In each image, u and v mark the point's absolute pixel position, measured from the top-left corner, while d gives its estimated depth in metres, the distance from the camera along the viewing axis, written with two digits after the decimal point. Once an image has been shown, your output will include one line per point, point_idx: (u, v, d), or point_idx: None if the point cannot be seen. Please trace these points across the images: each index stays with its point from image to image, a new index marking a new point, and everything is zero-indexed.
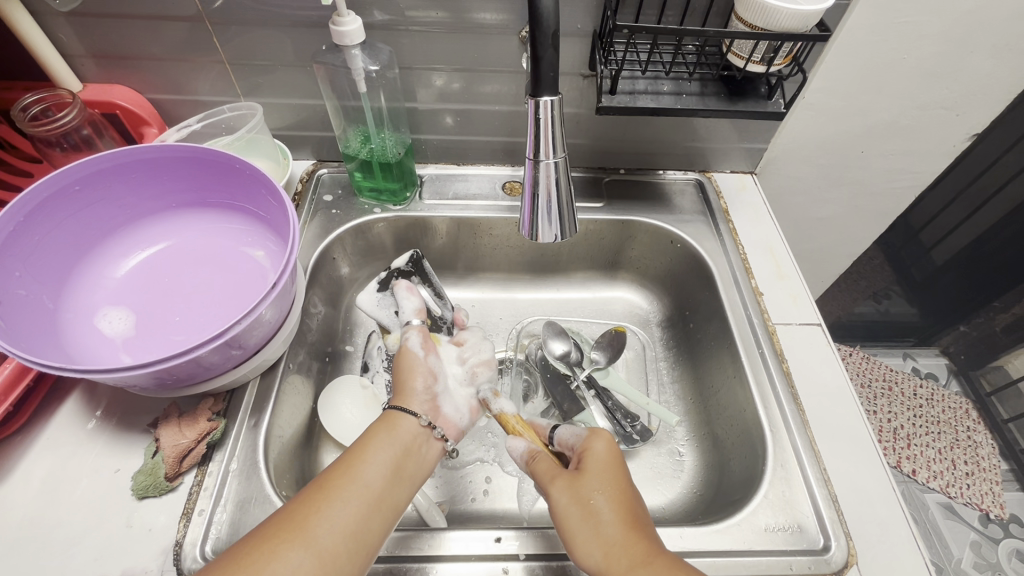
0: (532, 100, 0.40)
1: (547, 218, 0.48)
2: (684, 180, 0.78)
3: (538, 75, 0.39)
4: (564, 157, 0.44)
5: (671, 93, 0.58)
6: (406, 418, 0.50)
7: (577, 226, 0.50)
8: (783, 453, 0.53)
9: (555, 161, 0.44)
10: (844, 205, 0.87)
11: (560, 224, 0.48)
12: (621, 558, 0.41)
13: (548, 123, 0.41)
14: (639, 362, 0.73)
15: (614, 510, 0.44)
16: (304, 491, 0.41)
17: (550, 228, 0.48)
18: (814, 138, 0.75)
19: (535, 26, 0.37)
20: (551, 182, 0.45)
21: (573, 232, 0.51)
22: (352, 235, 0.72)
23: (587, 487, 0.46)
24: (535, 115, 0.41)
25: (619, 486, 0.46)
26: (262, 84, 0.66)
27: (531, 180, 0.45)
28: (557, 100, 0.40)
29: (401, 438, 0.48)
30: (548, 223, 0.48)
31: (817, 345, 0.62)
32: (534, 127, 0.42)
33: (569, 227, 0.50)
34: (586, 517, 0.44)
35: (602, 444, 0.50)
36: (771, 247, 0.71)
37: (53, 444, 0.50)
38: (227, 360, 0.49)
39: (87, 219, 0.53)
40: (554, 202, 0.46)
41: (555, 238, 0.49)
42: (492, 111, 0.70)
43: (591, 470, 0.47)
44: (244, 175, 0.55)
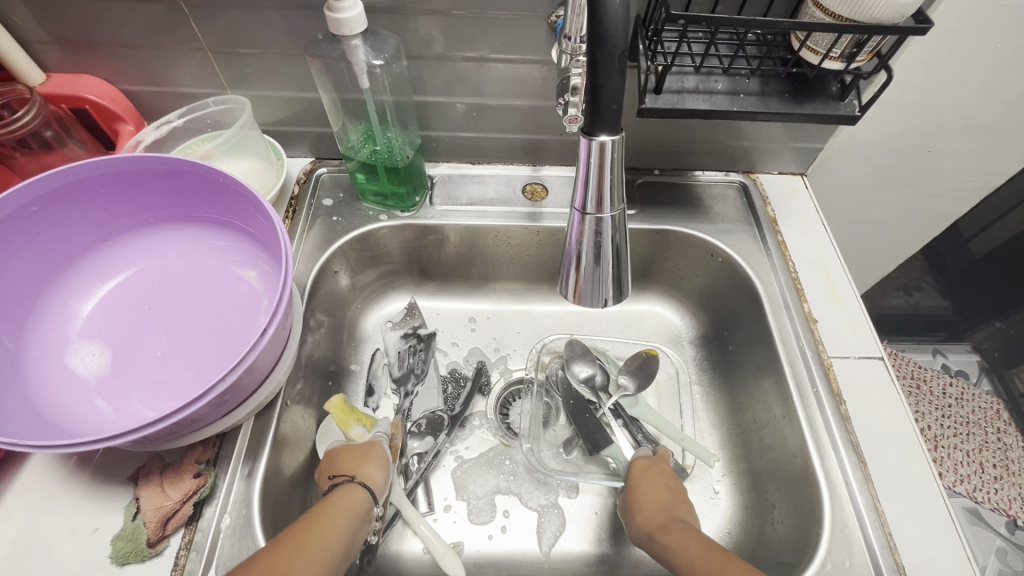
0: (587, 139, 0.32)
1: (594, 278, 0.39)
2: (725, 182, 0.70)
3: (597, 107, 0.31)
4: (621, 210, 0.36)
5: (727, 93, 0.50)
6: (361, 493, 0.48)
7: (627, 289, 0.41)
8: (843, 514, 0.47)
9: (612, 215, 0.36)
10: (900, 207, 0.79)
11: (609, 283, 0.39)
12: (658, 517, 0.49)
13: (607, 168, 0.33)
14: (672, 386, 0.66)
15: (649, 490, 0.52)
16: (274, 546, 0.38)
17: (595, 288, 0.40)
18: (879, 137, 0.66)
19: (596, 44, 0.29)
20: (598, 239, 0.37)
21: (620, 298, 0.41)
22: (355, 246, 0.65)
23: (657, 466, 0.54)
24: (586, 157, 0.33)
25: (666, 480, 0.53)
26: (250, 75, 0.58)
27: (576, 229, 0.37)
28: (617, 142, 0.32)
29: (360, 510, 0.46)
30: (594, 279, 0.39)
31: (880, 382, 0.54)
32: (585, 172, 0.34)
33: (620, 286, 0.40)
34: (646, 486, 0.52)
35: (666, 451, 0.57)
36: (825, 264, 0.62)
37: (24, 497, 0.45)
38: (214, 410, 0.43)
39: (51, 241, 0.46)
40: (604, 250, 0.37)
41: (602, 304, 0.40)
42: (512, 106, 0.61)
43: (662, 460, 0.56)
44: (229, 190, 0.48)
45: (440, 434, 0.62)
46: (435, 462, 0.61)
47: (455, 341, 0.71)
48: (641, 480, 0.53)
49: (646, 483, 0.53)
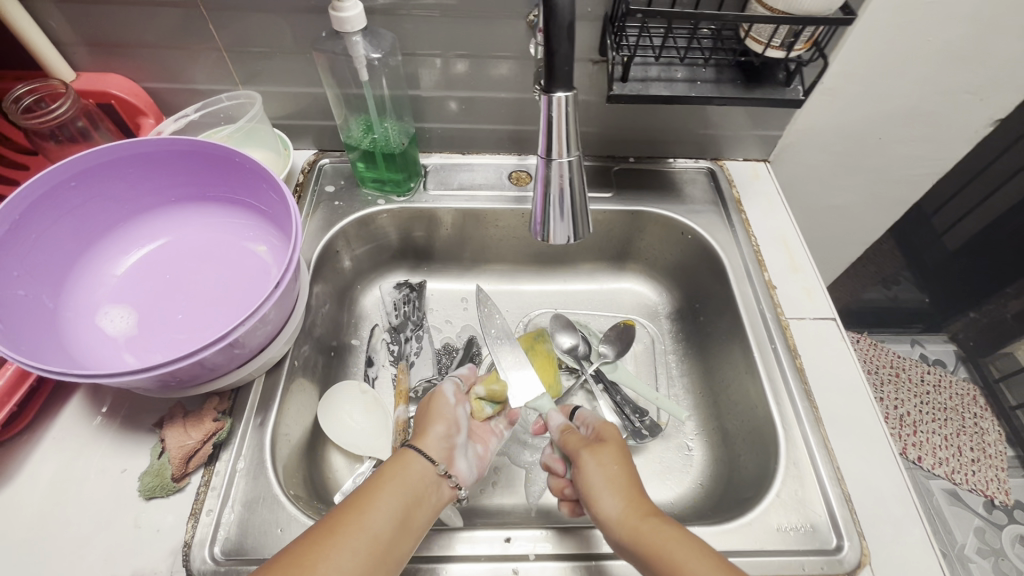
0: (546, 97, 0.38)
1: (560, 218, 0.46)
2: (694, 169, 0.76)
3: (552, 67, 0.37)
4: (578, 156, 0.43)
5: (685, 80, 0.56)
6: (419, 461, 0.48)
7: (589, 226, 0.48)
8: (796, 452, 0.52)
9: (567, 160, 0.42)
10: (860, 192, 0.85)
11: (572, 224, 0.46)
12: (635, 510, 0.44)
13: (563, 121, 0.39)
14: (648, 355, 0.72)
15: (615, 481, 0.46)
16: (312, 531, 0.40)
17: (562, 227, 0.47)
18: (833, 125, 0.72)
19: (548, 18, 0.34)
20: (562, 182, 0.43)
21: (584, 235, 0.49)
22: (355, 228, 0.71)
23: (605, 453, 0.49)
24: (547, 112, 0.39)
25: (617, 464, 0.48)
26: (260, 73, 0.64)
27: (542, 178, 0.44)
28: (571, 97, 0.38)
29: (412, 482, 0.46)
30: (560, 221, 0.46)
31: (832, 340, 0.60)
32: (547, 125, 0.40)
33: (583, 227, 0.48)
34: (605, 478, 0.47)
35: (615, 432, 0.52)
36: (784, 238, 0.68)
37: (58, 444, 0.50)
38: (230, 360, 0.48)
39: (85, 215, 0.52)
40: (567, 197, 0.44)
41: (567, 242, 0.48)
42: (498, 99, 0.68)
43: (610, 443, 0.50)
44: (245, 169, 0.54)
45: None
46: None
47: (449, 318, 0.76)
48: (594, 475, 0.48)
49: (607, 477, 0.47)
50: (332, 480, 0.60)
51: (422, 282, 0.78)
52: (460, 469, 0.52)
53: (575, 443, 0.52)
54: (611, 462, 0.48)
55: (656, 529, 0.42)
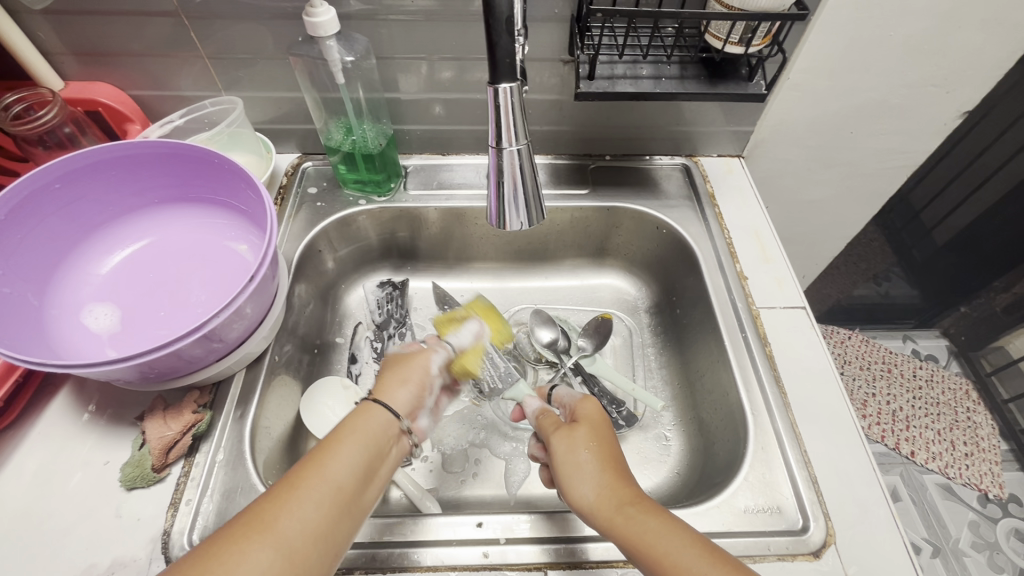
0: (491, 88, 0.40)
1: (513, 207, 0.47)
2: (670, 165, 0.78)
3: (495, 61, 0.39)
4: (527, 144, 0.44)
5: (650, 77, 0.58)
6: (381, 412, 0.48)
7: (544, 212, 0.50)
8: (764, 436, 0.53)
9: (516, 149, 0.44)
10: (836, 186, 0.86)
11: (526, 213, 0.48)
12: (609, 499, 0.43)
13: (507, 110, 0.41)
14: (626, 348, 0.73)
15: (595, 459, 0.46)
16: (271, 488, 0.38)
17: (516, 216, 0.48)
18: (802, 120, 0.74)
19: (488, 13, 0.36)
20: (514, 172, 0.45)
21: (540, 220, 0.50)
22: (337, 228, 0.72)
23: (580, 434, 0.49)
24: (494, 102, 0.40)
25: (597, 443, 0.48)
26: (242, 78, 0.66)
27: (495, 168, 0.45)
28: (516, 87, 0.40)
29: (374, 436, 0.45)
30: (515, 211, 0.47)
31: (802, 328, 0.61)
32: (495, 115, 0.41)
33: (537, 216, 0.49)
34: (579, 463, 0.47)
35: (599, 414, 0.52)
36: (757, 230, 0.70)
37: (43, 438, 0.51)
38: (209, 353, 0.50)
39: (70, 216, 0.54)
40: (520, 188, 0.46)
41: (524, 228, 0.50)
42: (475, 100, 0.70)
43: (583, 424, 0.50)
44: (224, 170, 0.56)
45: None
46: None
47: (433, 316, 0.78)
48: (570, 459, 0.47)
49: (577, 461, 0.47)
50: None
51: (405, 281, 0.79)
52: (417, 425, 0.52)
53: (548, 426, 0.52)
54: (586, 443, 0.48)
55: (635, 518, 0.41)
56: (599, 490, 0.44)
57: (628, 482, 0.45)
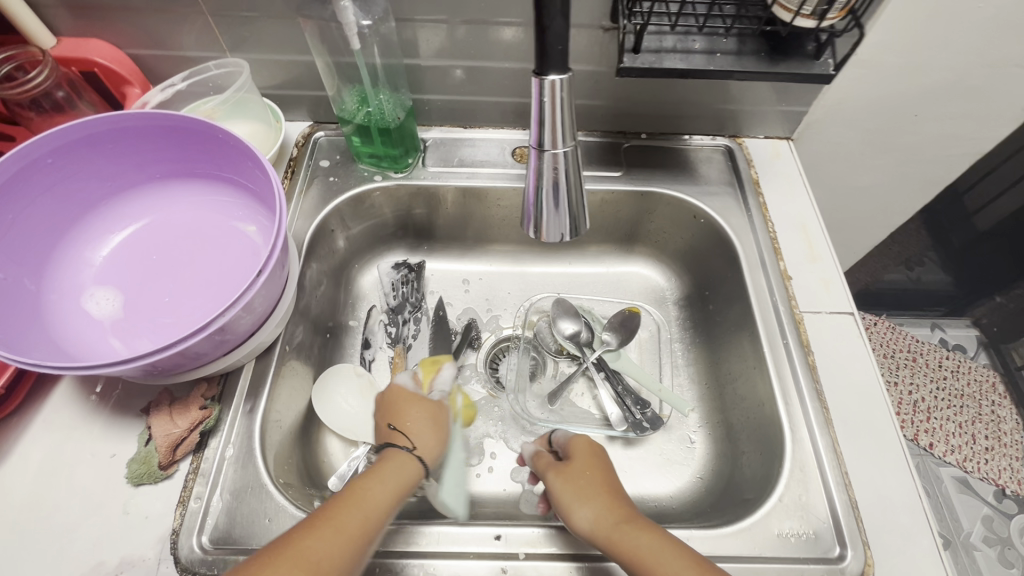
0: (537, 79, 0.34)
1: (551, 215, 0.43)
2: (711, 146, 0.71)
3: (545, 49, 0.33)
4: (574, 147, 0.39)
5: (703, 52, 0.51)
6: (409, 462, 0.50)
7: (587, 225, 0.45)
8: (803, 455, 0.50)
9: (562, 150, 0.39)
10: (888, 173, 0.79)
11: (566, 223, 0.43)
12: (606, 518, 0.43)
13: (556, 106, 0.35)
14: (654, 343, 0.69)
15: (591, 488, 0.47)
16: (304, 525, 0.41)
17: (555, 224, 0.44)
18: (862, 101, 0.67)
19: None
20: (555, 174, 0.40)
21: (581, 232, 0.46)
22: (350, 206, 0.68)
23: (572, 468, 0.49)
24: (539, 96, 0.35)
25: (587, 470, 0.49)
26: (248, 39, 0.60)
27: (535, 171, 0.41)
28: (566, 80, 0.34)
29: (397, 479, 0.48)
30: (553, 218, 0.43)
31: (848, 336, 0.56)
32: (539, 109, 0.36)
33: (579, 226, 0.45)
34: (576, 491, 0.47)
35: (592, 447, 0.51)
36: (804, 224, 0.64)
37: (48, 427, 0.49)
38: (216, 348, 0.47)
39: (65, 192, 0.50)
40: (561, 192, 0.41)
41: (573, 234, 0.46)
42: (501, 69, 0.63)
43: (579, 457, 0.50)
44: (228, 146, 0.51)
45: None
46: None
47: (450, 301, 0.74)
48: (568, 487, 0.48)
49: (576, 486, 0.47)
50: (326, 463, 0.60)
51: (421, 263, 0.75)
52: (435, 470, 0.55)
53: (544, 464, 0.52)
54: (581, 474, 0.48)
55: (633, 534, 0.41)
56: (598, 514, 0.44)
57: (620, 502, 0.45)
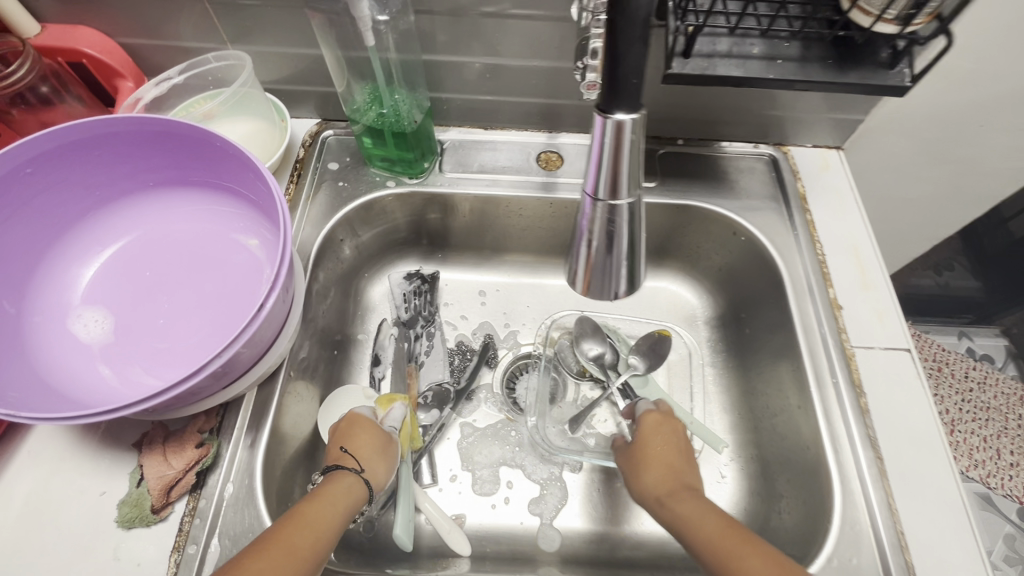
0: (603, 115, 0.35)
1: (601, 268, 0.46)
2: (753, 155, 0.65)
3: (618, 81, 0.33)
4: (631, 199, 0.41)
5: (762, 58, 0.45)
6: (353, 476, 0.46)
7: (640, 282, 0.48)
8: (854, 510, 0.46)
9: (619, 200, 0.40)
10: (942, 185, 0.73)
11: (620, 277, 0.47)
12: (662, 490, 0.46)
13: (623, 145, 0.36)
14: (684, 367, 0.64)
15: (657, 461, 0.49)
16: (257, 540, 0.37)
17: (606, 278, 0.47)
18: (924, 110, 0.61)
19: (620, 16, 0.30)
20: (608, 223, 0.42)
21: (633, 289, 0.48)
22: (360, 214, 0.63)
23: (644, 437, 0.52)
24: (601, 140, 0.36)
25: (659, 442, 0.51)
26: (251, 29, 0.55)
27: (588, 216, 0.42)
28: (636, 116, 0.35)
29: (343, 489, 0.44)
30: (605, 274, 0.48)
31: (905, 376, 0.51)
32: (599, 154, 0.37)
33: (633, 283, 0.49)
34: (646, 461, 0.50)
35: (659, 422, 0.52)
36: (856, 247, 0.59)
37: (34, 459, 0.45)
38: (215, 381, 0.43)
39: (48, 202, 0.45)
40: (616, 243, 0.43)
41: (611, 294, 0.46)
42: (528, 68, 0.58)
43: (651, 427, 0.52)
44: (227, 154, 0.46)
45: (446, 407, 0.62)
46: (439, 433, 0.61)
47: (465, 314, 0.69)
48: (637, 457, 0.50)
49: (647, 454, 0.50)
50: None
51: (434, 274, 0.70)
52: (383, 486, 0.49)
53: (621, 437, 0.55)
54: (652, 445, 0.51)
55: (681, 504, 0.44)
56: (658, 485, 0.47)
57: (679, 476, 0.47)
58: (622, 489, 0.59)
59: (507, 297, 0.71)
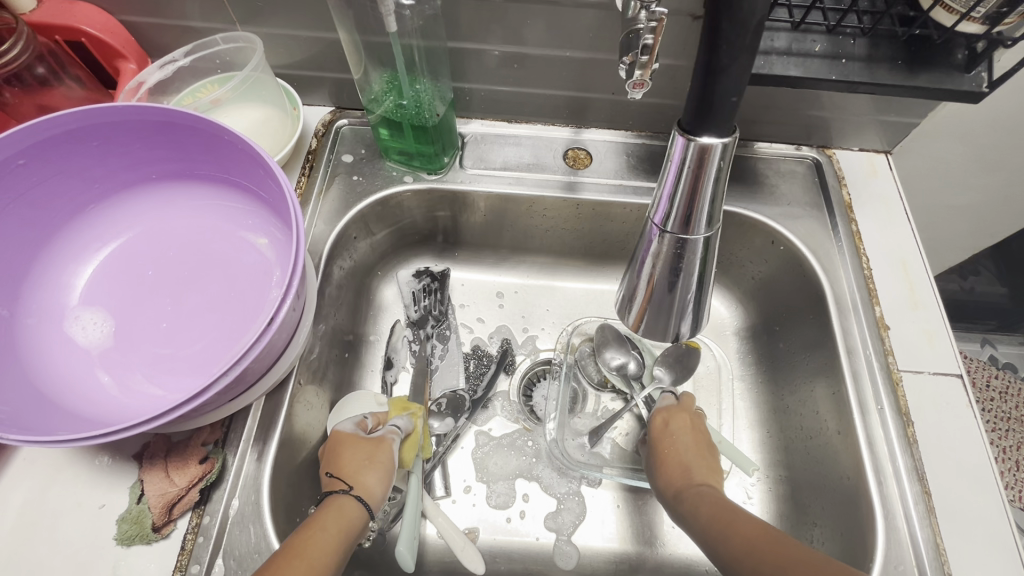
0: (686, 135, 0.30)
1: (660, 309, 0.39)
2: (794, 158, 0.61)
3: (703, 100, 0.28)
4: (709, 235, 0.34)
5: (824, 57, 0.41)
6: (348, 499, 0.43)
7: (702, 323, 0.41)
8: (899, 549, 0.43)
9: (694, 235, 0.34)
10: (991, 194, 0.69)
11: (681, 319, 0.40)
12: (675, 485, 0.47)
13: (707, 174, 0.30)
14: (713, 382, 0.61)
15: (669, 456, 0.50)
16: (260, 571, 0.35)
17: (664, 319, 0.40)
18: (985, 115, 0.56)
19: (718, 11, 0.25)
20: (677, 258, 0.35)
21: (694, 331, 0.41)
22: (375, 210, 0.60)
23: (658, 435, 0.52)
24: (679, 157, 0.31)
25: (676, 439, 0.51)
26: (263, 10, 0.51)
27: (653, 249, 0.36)
28: (721, 143, 0.30)
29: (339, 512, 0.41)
30: (664, 316, 0.40)
31: (954, 404, 0.48)
32: (677, 175, 0.31)
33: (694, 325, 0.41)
34: (661, 459, 0.50)
35: (666, 419, 0.53)
36: (904, 261, 0.55)
37: (30, 467, 0.43)
38: (222, 395, 0.40)
39: (44, 195, 0.42)
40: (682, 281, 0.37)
41: (665, 341, 0.41)
42: (559, 58, 0.54)
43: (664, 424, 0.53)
44: (237, 149, 0.43)
45: (460, 416, 0.59)
46: (454, 444, 0.58)
47: (481, 317, 0.66)
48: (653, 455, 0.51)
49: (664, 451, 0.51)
50: None
51: (445, 272, 0.66)
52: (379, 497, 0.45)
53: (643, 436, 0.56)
54: (665, 443, 0.51)
55: (693, 498, 0.45)
56: (673, 480, 0.48)
57: (690, 472, 0.48)
58: (643, 507, 0.56)
59: (525, 300, 0.67)
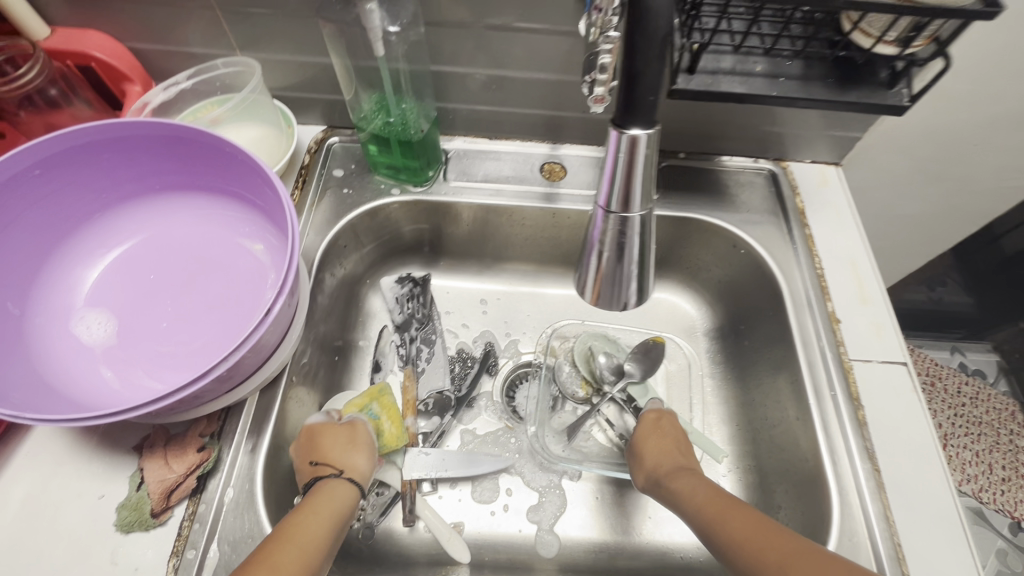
0: (618, 129, 0.38)
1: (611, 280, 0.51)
2: (753, 169, 0.66)
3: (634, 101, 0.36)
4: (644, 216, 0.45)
5: (765, 76, 0.46)
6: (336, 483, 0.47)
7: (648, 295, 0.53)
8: (853, 522, 0.46)
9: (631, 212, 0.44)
10: (936, 203, 0.74)
11: (629, 289, 0.52)
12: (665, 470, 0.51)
13: (637, 161, 0.39)
14: (684, 379, 0.65)
15: (659, 446, 0.54)
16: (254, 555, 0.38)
17: (616, 289, 0.52)
18: (920, 130, 0.62)
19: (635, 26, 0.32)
20: (620, 236, 0.46)
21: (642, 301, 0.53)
22: (365, 221, 0.63)
23: (646, 428, 0.56)
24: (616, 147, 0.39)
25: (668, 432, 0.55)
26: (261, 38, 0.55)
27: (601, 229, 0.47)
28: (647, 131, 0.37)
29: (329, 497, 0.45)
30: (617, 287, 0.52)
31: (901, 389, 0.52)
32: (613, 164, 0.40)
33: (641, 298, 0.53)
34: (650, 448, 0.54)
35: (658, 415, 0.57)
36: (854, 261, 0.59)
37: (32, 461, 0.45)
38: (219, 386, 0.43)
39: (55, 204, 0.45)
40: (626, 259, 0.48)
41: (619, 307, 0.53)
42: (534, 80, 0.59)
43: (654, 419, 0.56)
44: (238, 161, 0.47)
45: (446, 414, 0.62)
46: (440, 441, 0.61)
47: (466, 322, 0.70)
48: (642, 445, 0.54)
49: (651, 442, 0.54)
50: None
51: (426, 277, 0.70)
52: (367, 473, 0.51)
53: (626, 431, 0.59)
54: (653, 436, 0.55)
55: (683, 479, 0.48)
56: (661, 467, 0.51)
57: (677, 460, 0.52)
58: (621, 498, 0.59)
59: (507, 305, 0.71)
